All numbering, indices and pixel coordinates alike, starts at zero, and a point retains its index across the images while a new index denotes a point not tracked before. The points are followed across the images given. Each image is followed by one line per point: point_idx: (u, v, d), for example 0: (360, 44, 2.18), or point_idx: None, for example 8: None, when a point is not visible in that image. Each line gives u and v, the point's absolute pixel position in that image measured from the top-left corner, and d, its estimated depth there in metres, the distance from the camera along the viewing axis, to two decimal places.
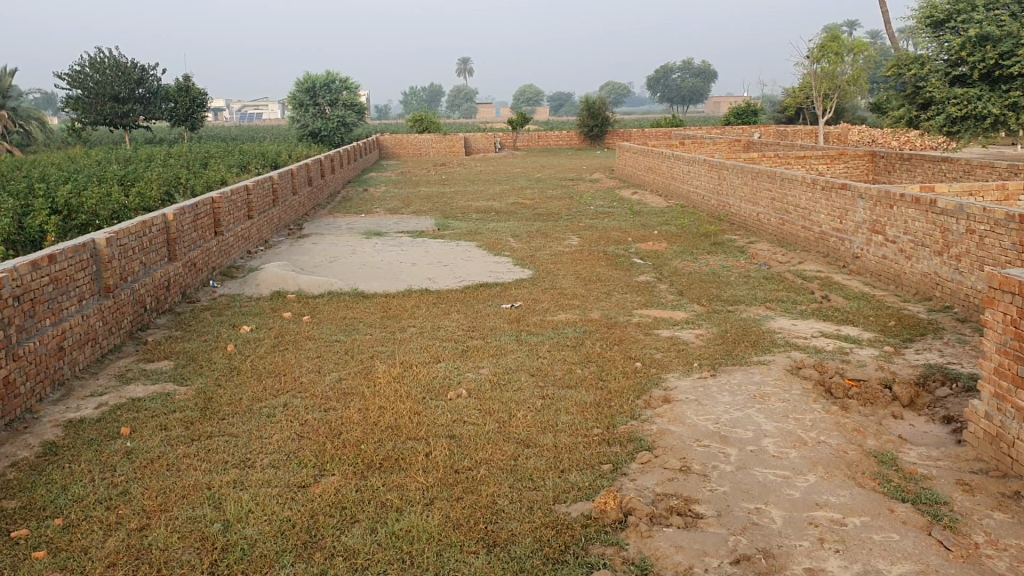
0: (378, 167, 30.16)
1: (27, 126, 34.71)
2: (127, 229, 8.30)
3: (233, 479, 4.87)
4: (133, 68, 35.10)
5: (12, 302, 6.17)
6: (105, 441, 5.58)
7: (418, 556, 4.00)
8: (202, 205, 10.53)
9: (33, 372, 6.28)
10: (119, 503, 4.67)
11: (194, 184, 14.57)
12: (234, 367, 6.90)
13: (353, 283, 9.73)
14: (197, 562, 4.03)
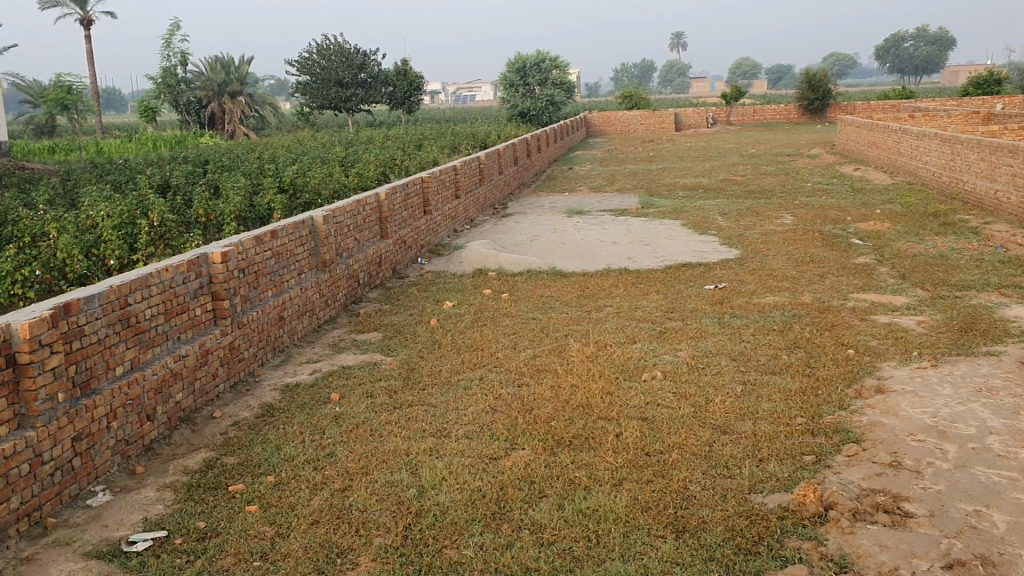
0: (588, 144, 30.21)
1: (262, 111, 37.43)
2: (344, 207, 8.74)
3: (430, 447, 5.02)
4: (356, 53, 36.96)
5: (238, 273, 6.64)
6: (317, 405, 5.93)
7: (604, 535, 3.95)
8: (414, 185, 10.92)
9: (255, 340, 6.79)
10: (325, 464, 4.95)
11: (408, 164, 15.19)
12: (436, 340, 7.12)
13: (554, 261, 9.77)
14: (393, 525, 4.19)
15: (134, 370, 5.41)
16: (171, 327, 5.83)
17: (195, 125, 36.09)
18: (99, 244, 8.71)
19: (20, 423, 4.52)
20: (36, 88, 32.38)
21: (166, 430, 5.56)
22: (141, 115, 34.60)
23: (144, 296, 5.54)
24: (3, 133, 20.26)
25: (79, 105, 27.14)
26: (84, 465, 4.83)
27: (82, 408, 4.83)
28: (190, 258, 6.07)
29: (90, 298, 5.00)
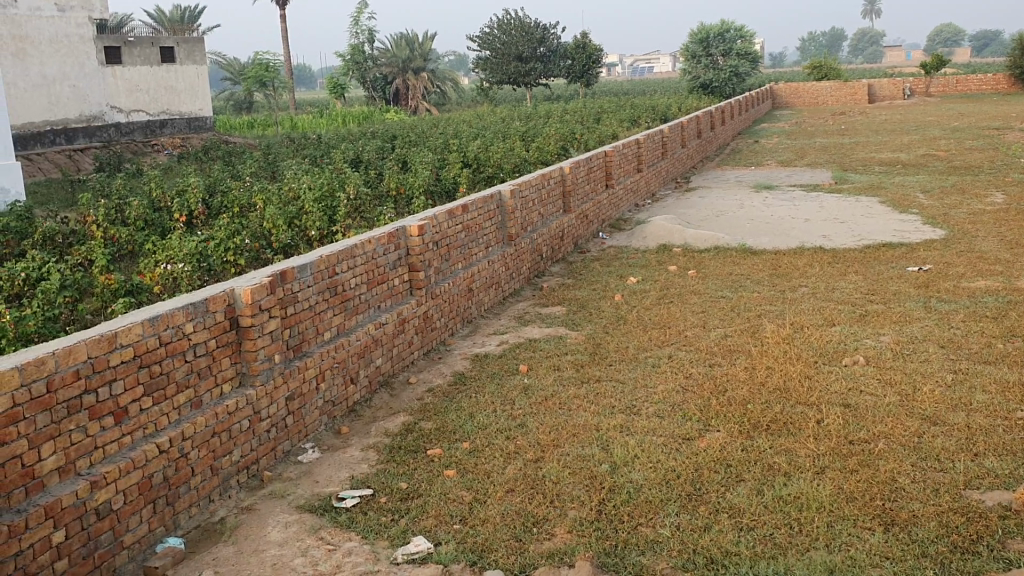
0: (772, 117, 29.17)
1: (443, 86, 38.26)
2: (530, 181, 8.83)
3: (621, 423, 5.02)
4: (536, 27, 37.12)
5: (432, 246, 6.85)
6: (507, 375, 6.05)
7: (807, 524, 3.84)
8: (597, 158, 10.90)
9: (447, 310, 7.01)
10: (518, 433, 5.04)
11: (588, 138, 15.17)
12: (622, 316, 7.10)
13: (741, 238, 9.52)
14: (588, 498, 4.23)
15: (340, 335, 5.71)
16: (372, 296, 6.09)
17: (380, 101, 37.36)
18: (301, 216, 9.23)
19: (242, 381, 4.90)
20: (237, 66, 34.43)
21: (367, 393, 5.87)
22: (331, 92, 36.21)
23: (350, 266, 5.81)
24: (210, 110, 21.69)
25: (277, 82, 28.62)
26: (296, 423, 5.20)
27: (295, 369, 5.17)
28: (389, 230, 6.31)
29: (302, 267, 5.30)
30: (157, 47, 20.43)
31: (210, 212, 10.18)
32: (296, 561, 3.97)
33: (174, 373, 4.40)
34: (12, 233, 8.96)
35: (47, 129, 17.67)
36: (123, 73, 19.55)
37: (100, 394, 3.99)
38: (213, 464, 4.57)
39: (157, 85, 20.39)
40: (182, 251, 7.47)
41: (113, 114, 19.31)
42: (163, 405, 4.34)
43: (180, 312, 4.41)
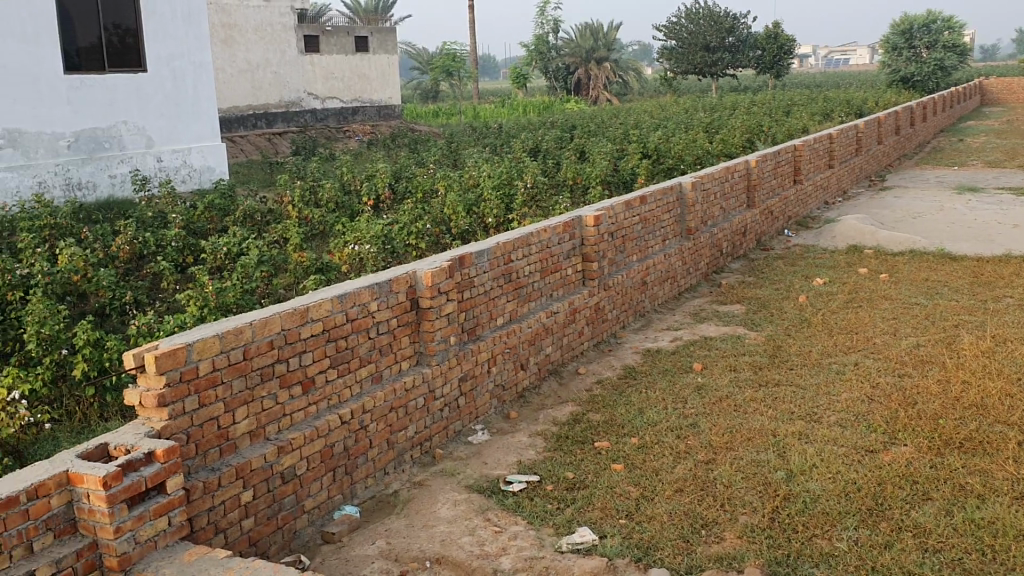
0: (982, 114, 27.15)
1: (627, 76, 37.88)
2: (713, 174, 8.62)
3: (799, 430, 4.82)
4: (726, 17, 36.17)
5: (608, 237, 6.95)
6: (679, 373, 6.02)
7: (1001, 551, 3.56)
8: (785, 152, 10.53)
9: (620, 302, 7.15)
10: (689, 434, 4.98)
11: (777, 131, 14.65)
12: (805, 318, 6.83)
13: (939, 242, 8.95)
14: (760, 504, 4.09)
15: (512, 321, 6.07)
16: (545, 285, 6.38)
17: (562, 91, 37.48)
18: (479, 203, 9.44)
19: (419, 359, 5.39)
20: (426, 56, 35.49)
21: (536, 380, 6.21)
22: (514, 81, 36.66)
23: (526, 254, 6.13)
24: (399, 97, 22.46)
25: (463, 71, 29.21)
26: (468, 405, 5.64)
27: (468, 352, 5.60)
28: (565, 220, 6.53)
29: (480, 254, 5.68)
30: (353, 37, 21.33)
31: (395, 196, 10.54)
32: (464, 539, 4.20)
33: (357, 348, 4.95)
34: (216, 210, 9.66)
35: (250, 113, 18.86)
36: (321, 61, 20.53)
37: (291, 363, 4.58)
38: (388, 438, 5.09)
39: (351, 72, 21.29)
40: (369, 233, 7.92)
41: (309, 100, 20.31)
42: (345, 378, 4.89)
43: (365, 291, 4.93)
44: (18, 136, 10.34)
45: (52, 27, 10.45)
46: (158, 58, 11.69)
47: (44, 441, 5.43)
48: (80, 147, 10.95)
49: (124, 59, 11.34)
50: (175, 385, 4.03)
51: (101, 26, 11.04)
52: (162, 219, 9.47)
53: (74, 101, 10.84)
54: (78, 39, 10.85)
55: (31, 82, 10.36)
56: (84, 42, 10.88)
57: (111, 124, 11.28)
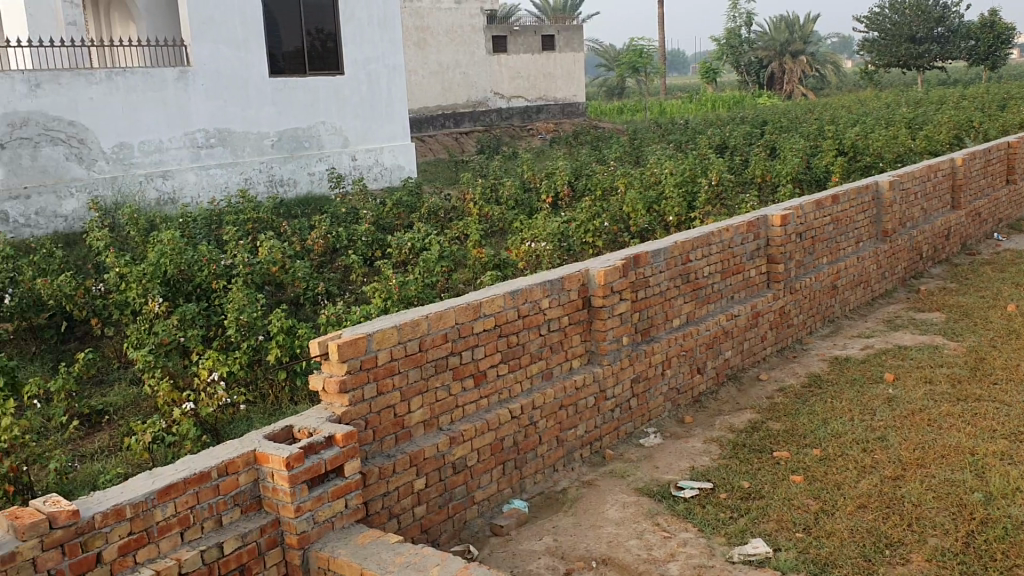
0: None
1: (824, 71, 36.20)
2: (913, 172, 8.07)
3: (1002, 450, 4.44)
4: (935, 6, 33.94)
5: (796, 238, 6.72)
6: (870, 382, 5.74)
7: None
8: (997, 149, 9.75)
9: (807, 306, 6.92)
10: (877, 447, 4.70)
11: (989, 127, 13.60)
12: (1013, 329, 6.30)
13: None
14: (953, 527, 3.80)
15: (690, 323, 5.97)
16: (726, 286, 6.25)
17: (754, 86, 36.35)
18: (661, 201, 9.30)
19: (591, 358, 5.38)
20: (613, 53, 35.43)
21: (714, 385, 6.12)
22: (703, 77, 35.90)
23: (705, 254, 6.00)
24: (584, 95, 22.50)
25: (650, 67, 28.89)
26: (640, 407, 5.61)
27: (641, 353, 5.55)
28: (750, 219, 6.37)
29: (657, 252, 5.60)
30: (540, 36, 21.51)
31: (576, 194, 10.56)
32: (631, 543, 4.14)
33: (528, 344, 4.99)
34: (403, 207, 10.00)
35: (439, 114, 19.45)
36: (508, 61, 20.86)
37: (464, 356, 4.67)
38: (558, 435, 5.12)
39: (537, 72, 21.50)
40: (545, 231, 8.04)
41: (496, 100, 20.68)
42: (516, 373, 4.95)
43: (538, 288, 4.97)
44: (228, 136, 11.09)
45: (260, 33, 11.19)
46: (355, 61, 12.27)
47: (240, 421, 5.78)
48: (282, 146, 11.65)
49: (324, 62, 11.99)
50: (354, 372, 4.20)
51: (304, 31, 11.72)
52: (353, 214, 9.92)
53: (278, 103, 11.53)
54: (284, 44, 11.56)
55: (241, 85, 11.10)
56: (289, 46, 11.60)
57: (311, 125, 11.93)
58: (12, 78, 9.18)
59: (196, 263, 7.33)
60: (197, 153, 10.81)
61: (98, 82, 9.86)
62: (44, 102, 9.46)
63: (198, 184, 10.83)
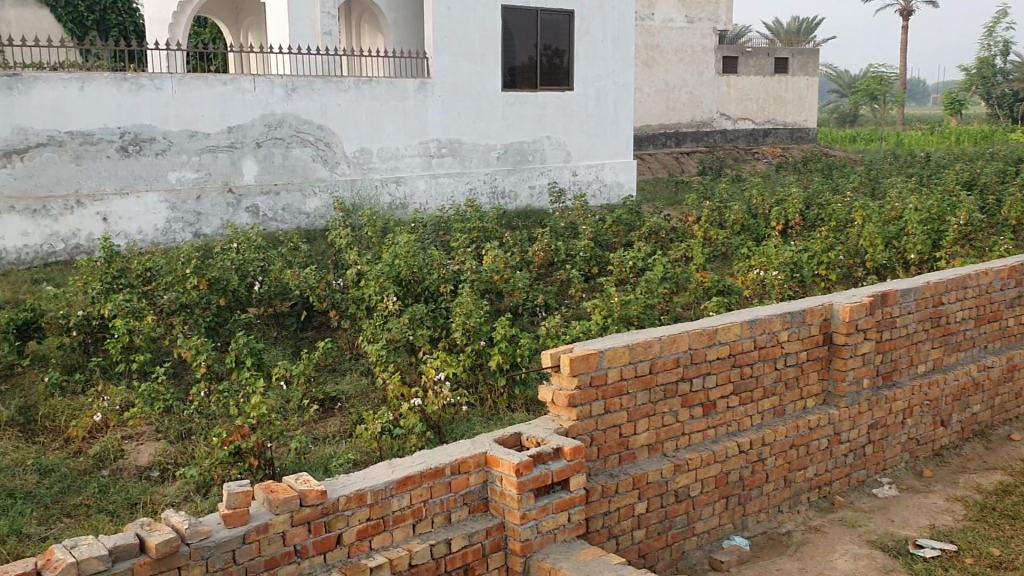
0: None
1: None
2: None
3: None
4: None
5: None
6: None
7: None
8: None
9: None
10: None
11: None
12: None
13: None
14: None
15: (936, 370, 5.59)
16: (980, 334, 5.82)
17: (1004, 119, 33.63)
18: (903, 236, 8.79)
19: (827, 399, 5.12)
20: (847, 79, 33.81)
21: (958, 440, 5.72)
22: (947, 107, 33.59)
23: (959, 297, 5.59)
24: (815, 120, 21.67)
25: (890, 95, 27.31)
26: (876, 454, 5.31)
27: (883, 398, 5.23)
28: (1013, 264, 5.90)
29: (907, 292, 5.26)
30: (772, 58, 20.91)
31: (806, 223, 10.16)
32: None
33: (762, 377, 4.81)
34: (625, 225, 9.98)
35: (662, 132, 19.29)
36: (737, 82, 20.43)
37: (694, 383, 4.56)
38: (787, 475, 4.92)
39: (768, 94, 20.91)
40: (777, 259, 7.74)
41: (721, 121, 20.27)
42: (747, 407, 4.78)
43: (777, 319, 4.78)
44: (459, 146, 11.48)
45: (497, 47, 11.53)
46: (585, 78, 12.42)
47: (461, 422, 5.90)
48: (509, 158, 11.92)
49: (554, 77, 12.17)
50: (585, 388, 4.20)
51: (538, 46, 11.93)
52: (574, 230, 9.99)
53: (509, 116, 11.82)
54: (518, 59, 11.84)
55: (475, 96, 11.45)
56: (522, 61, 11.86)
57: (536, 139, 12.13)
58: (272, 81, 9.87)
59: (426, 266, 7.59)
60: (429, 162, 11.26)
61: (347, 89, 10.45)
62: (298, 105, 10.13)
63: (428, 191, 11.26)
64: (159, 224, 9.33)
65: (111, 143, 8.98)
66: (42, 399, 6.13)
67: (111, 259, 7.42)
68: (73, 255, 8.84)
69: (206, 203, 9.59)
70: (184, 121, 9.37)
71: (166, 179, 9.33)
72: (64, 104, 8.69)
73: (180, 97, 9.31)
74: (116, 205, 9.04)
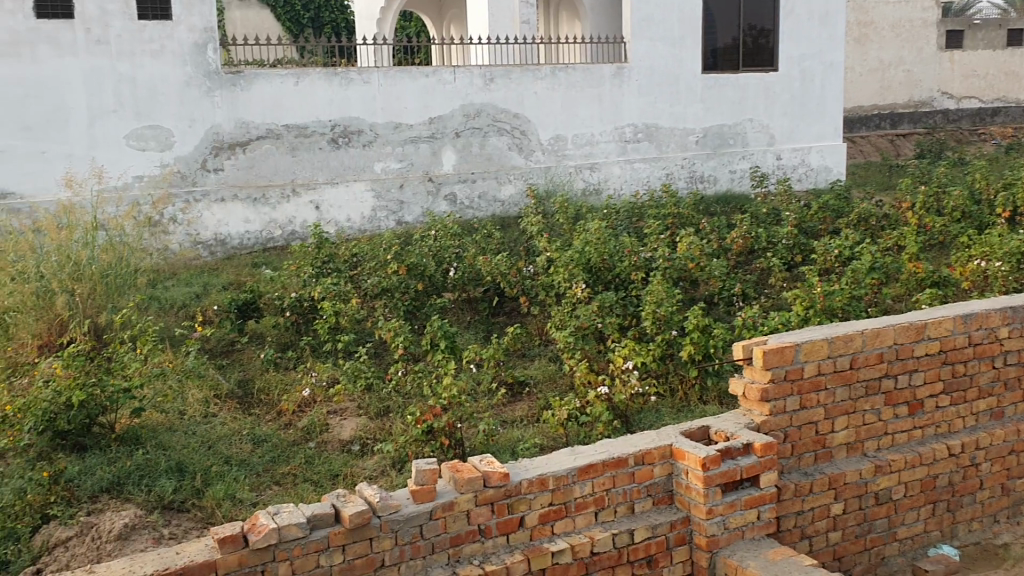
0: None
1: None
2: None
3: None
4: None
5: None
6: None
7: None
8: None
9: None
10: None
11: None
12: None
13: None
14: None
15: None
16: None
17: None
18: None
19: None
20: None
21: None
22: None
23: None
24: None
25: None
26: None
27: None
28: None
29: None
30: (1005, 30, 19.14)
31: None
32: None
33: (978, 377, 4.45)
34: (830, 212, 9.49)
35: (876, 113, 18.23)
36: (962, 58, 18.93)
37: (900, 381, 4.28)
38: (1005, 483, 4.56)
39: (999, 70, 19.16)
40: (1002, 249, 7.11)
41: (943, 99, 18.86)
42: (960, 407, 4.44)
43: (997, 313, 4.40)
44: (655, 131, 11.32)
45: (697, 30, 11.27)
46: (790, 58, 11.91)
47: (649, 412, 5.83)
48: (707, 143, 11.64)
49: (757, 58, 11.77)
50: (778, 382, 4.03)
51: (740, 27, 11.56)
52: (776, 216, 9.61)
53: (707, 100, 11.52)
54: (719, 40, 11.53)
55: (672, 81, 11.24)
56: (723, 42, 11.54)
57: (737, 122, 11.76)
58: (471, 72, 10.10)
59: (618, 253, 7.54)
60: (625, 147, 11.18)
61: (544, 77, 10.53)
62: (496, 95, 10.31)
63: (623, 177, 11.19)
64: (365, 212, 9.81)
65: (322, 135, 9.51)
66: (258, 373, 6.62)
67: (321, 245, 7.87)
68: (289, 240, 9.49)
69: (408, 191, 9.98)
70: (389, 113, 9.77)
71: (372, 168, 9.78)
72: (281, 99, 9.28)
73: (385, 90, 9.71)
74: (327, 194, 9.59)
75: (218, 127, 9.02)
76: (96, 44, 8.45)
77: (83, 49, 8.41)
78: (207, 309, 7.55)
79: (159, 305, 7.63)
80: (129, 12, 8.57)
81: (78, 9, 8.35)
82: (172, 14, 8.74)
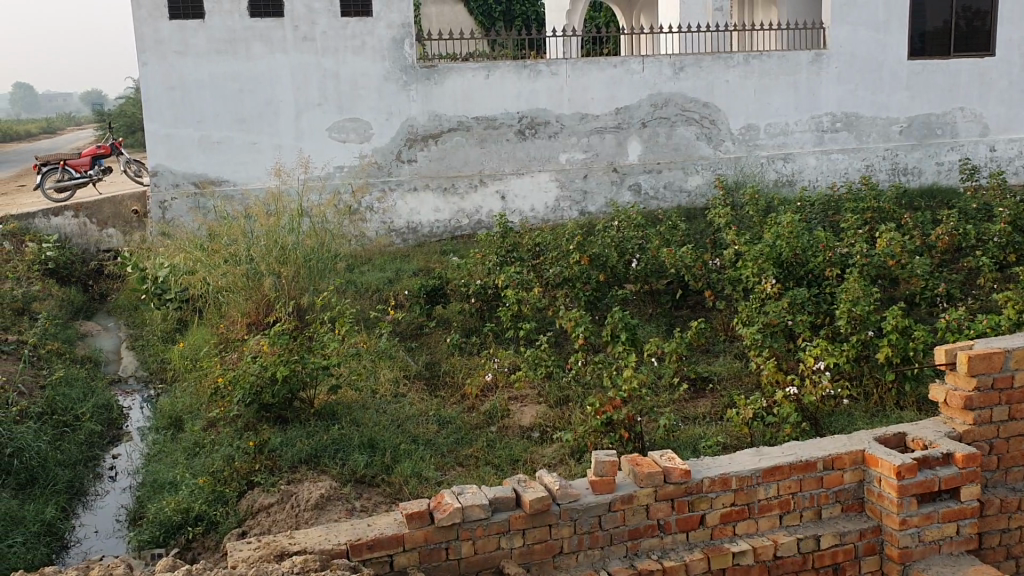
0: None
1: None
2: None
3: None
4: None
5: None
6: None
7: None
8: None
9: None
10: None
11: None
12: None
13: None
14: None
15: None
16: None
17: None
18: None
19: None
20: None
21: None
22: None
23: None
24: None
25: None
26: None
27: None
28: None
29: None
30: None
31: None
32: None
33: None
34: None
35: None
36: None
37: None
38: None
39: None
40: None
41: None
42: None
43: None
44: (855, 121, 10.78)
45: (903, 13, 10.64)
46: (1010, 41, 11.01)
47: (840, 416, 5.61)
48: (913, 133, 10.97)
49: (971, 42, 10.95)
50: (984, 391, 3.78)
51: (955, 9, 10.80)
52: (988, 211, 8.94)
53: (914, 87, 10.85)
54: (928, 24, 10.82)
55: (875, 67, 10.67)
56: (932, 26, 10.82)
57: (948, 110, 11.00)
58: (661, 61, 9.98)
59: (811, 248, 7.25)
60: (821, 137, 10.72)
61: (736, 65, 10.23)
62: (686, 84, 10.13)
63: (819, 168, 10.76)
64: (549, 202, 9.95)
65: (510, 127, 9.68)
66: (445, 356, 6.84)
67: (506, 234, 8.01)
68: (476, 229, 9.76)
69: (592, 181, 10.02)
70: (576, 104, 9.82)
71: (557, 159, 9.87)
72: (472, 92, 9.52)
73: (573, 81, 9.76)
74: (513, 184, 9.79)
75: (413, 120, 9.37)
76: (303, 41, 8.96)
77: (292, 46, 8.95)
78: (399, 293, 7.87)
79: (355, 288, 8.04)
80: (333, 9, 8.99)
81: (287, 8, 8.86)
82: (372, 10, 9.06)
